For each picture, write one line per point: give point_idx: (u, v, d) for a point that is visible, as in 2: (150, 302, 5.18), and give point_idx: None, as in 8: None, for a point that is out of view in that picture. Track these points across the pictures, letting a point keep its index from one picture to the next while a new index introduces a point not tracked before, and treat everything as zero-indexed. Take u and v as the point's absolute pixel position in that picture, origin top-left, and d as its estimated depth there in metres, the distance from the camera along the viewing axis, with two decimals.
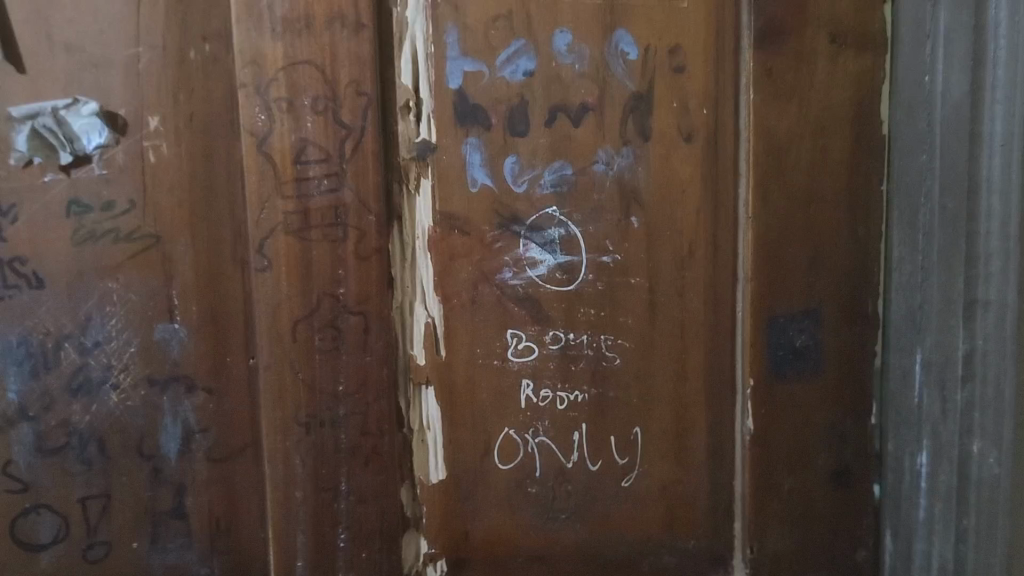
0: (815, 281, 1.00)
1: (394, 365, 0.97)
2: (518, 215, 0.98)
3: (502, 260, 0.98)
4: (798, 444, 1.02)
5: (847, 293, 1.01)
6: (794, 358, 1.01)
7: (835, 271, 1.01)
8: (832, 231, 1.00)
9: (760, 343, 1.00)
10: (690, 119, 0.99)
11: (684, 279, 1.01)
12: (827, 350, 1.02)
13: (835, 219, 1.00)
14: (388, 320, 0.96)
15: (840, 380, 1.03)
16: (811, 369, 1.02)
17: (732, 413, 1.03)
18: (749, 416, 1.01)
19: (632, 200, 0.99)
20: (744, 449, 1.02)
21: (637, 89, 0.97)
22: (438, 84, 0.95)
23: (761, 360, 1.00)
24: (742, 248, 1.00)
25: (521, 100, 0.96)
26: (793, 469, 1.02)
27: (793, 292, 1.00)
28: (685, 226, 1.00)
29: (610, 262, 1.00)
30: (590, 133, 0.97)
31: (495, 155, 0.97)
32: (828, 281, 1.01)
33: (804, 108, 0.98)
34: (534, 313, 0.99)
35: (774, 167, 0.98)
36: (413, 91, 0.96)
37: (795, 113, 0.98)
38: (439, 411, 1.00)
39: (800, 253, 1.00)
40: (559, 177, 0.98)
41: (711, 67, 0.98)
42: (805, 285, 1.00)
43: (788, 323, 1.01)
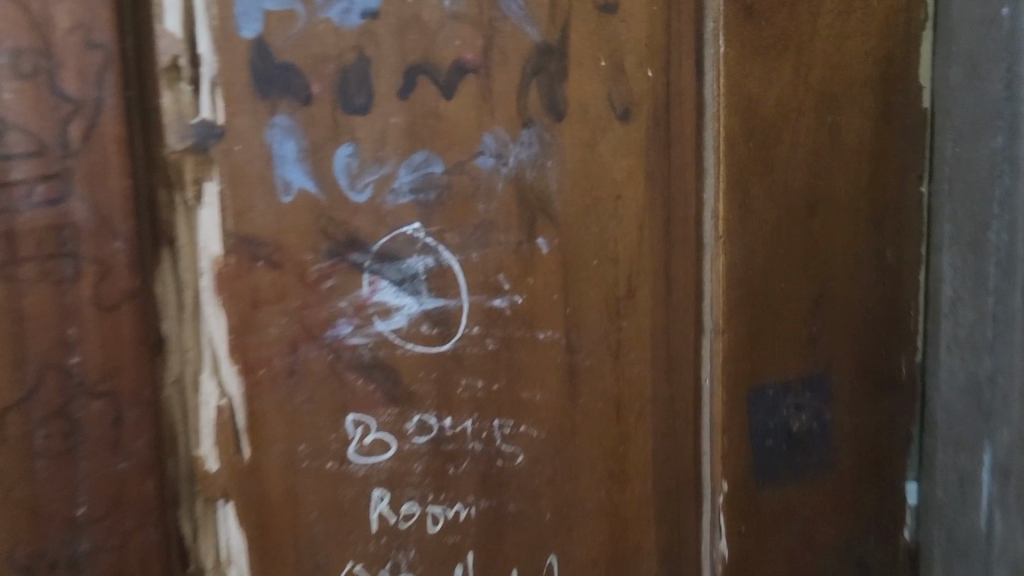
0: (820, 332, 0.67)
1: (166, 473, 0.63)
2: (358, 239, 0.62)
3: (335, 308, 0.63)
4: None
5: (868, 348, 0.69)
6: (789, 450, 0.68)
7: (849, 317, 0.68)
8: (845, 257, 0.67)
9: (739, 428, 0.66)
10: (626, 86, 0.64)
11: (620, 333, 0.66)
12: (836, 434, 0.69)
13: (850, 239, 0.67)
14: (152, 405, 0.62)
15: (853, 477, 0.70)
16: (815, 462, 0.69)
17: (698, 527, 0.70)
18: (723, 535, 0.68)
19: (538, 213, 0.64)
20: None
21: (543, 40, 0.62)
22: (224, 29, 0.59)
23: (741, 453, 0.67)
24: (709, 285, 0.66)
25: (359, 57, 0.61)
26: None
27: (787, 350, 0.67)
28: (622, 251, 0.65)
29: (505, 308, 0.65)
30: (469, 109, 0.62)
31: (321, 144, 0.61)
32: (840, 331, 0.67)
33: (801, 69, 0.64)
34: (389, 388, 0.64)
35: (758, 162, 0.64)
36: (187, 41, 0.59)
37: (787, 80, 0.64)
38: (250, 545, 0.64)
39: (799, 293, 0.66)
40: (422, 177, 0.62)
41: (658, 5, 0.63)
42: (805, 341, 0.67)
43: (781, 398, 0.67)
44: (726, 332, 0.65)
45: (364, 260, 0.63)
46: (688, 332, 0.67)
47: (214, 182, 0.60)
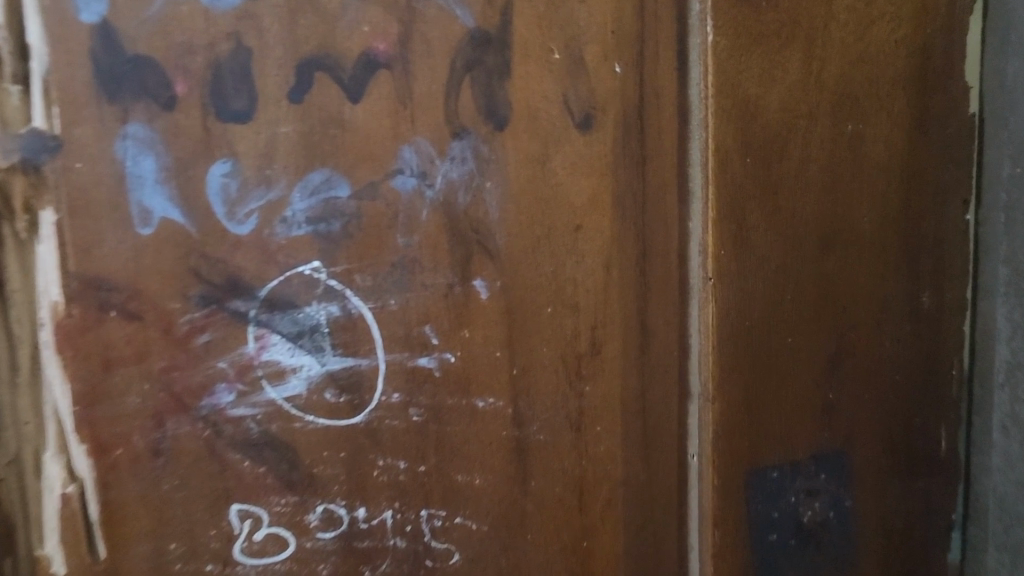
0: (839, 398, 0.53)
1: None
2: (241, 281, 0.49)
3: (212, 369, 0.49)
4: None
5: (901, 418, 0.54)
6: (799, 548, 0.54)
7: (876, 380, 0.53)
8: (871, 305, 0.52)
9: (733, 521, 0.52)
10: (587, 84, 0.50)
11: (583, 400, 0.52)
12: (860, 525, 0.54)
13: (878, 281, 0.52)
14: None
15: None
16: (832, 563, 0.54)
17: None
18: None
19: (474, 248, 0.50)
20: None
21: (477, 24, 0.48)
22: (56, 11, 0.45)
23: (737, 551, 0.53)
24: (696, 339, 0.52)
25: (236, 47, 0.47)
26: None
27: (796, 422, 0.52)
28: (583, 296, 0.51)
29: (434, 369, 0.50)
30: (383, 114, 0.48)
31: (189, 160, 0.47)
32: (864, 396, 0.53)
33: (813, 63, 0.50)
34: (284, 472, 0.50)
35: (758, 183, 0.50)
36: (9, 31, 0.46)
37: (798, 78, 0.50)
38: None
39: (811, 349, 0.52)
40: (322, 202, 0.48)
41: None
42: (820, 411, 0.53)
43: (788, 481, 0.53)
44: (717, 400, 0.51)
45: (249, 309, 0.49)
46: (670, 397, 0.53)
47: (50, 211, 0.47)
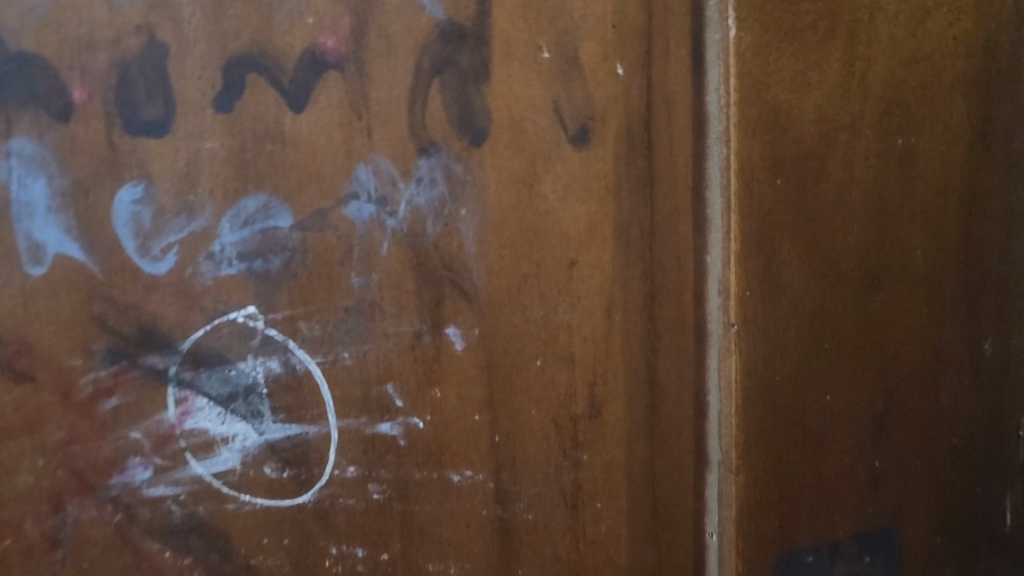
0: (885, 463, 0.44)
1: None
2: (157, 331, 0.39)
3: (123, 441, 0.40)
4: None
5: (957, 484, 0.46)
6: None
7: (929, 441, 0.45)
8: (920, 353, 0.44)
9: None
10: (583, 89, 0.41)
11: (579, 471, 0.43)
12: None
13: (929, 324, 0.44)
14: None
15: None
16: None
17: None
18: None
19: (446, 289, 0.41)
20: None
21: (448, 16, 0.39)
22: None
23: None
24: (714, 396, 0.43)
25: (147, 43, 0.38)
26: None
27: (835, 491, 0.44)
28: (579, 346, 0.42)
29: (397, 437, 0.41)
30: (331, 125, 0.39)
31: (90, 183, 0.38)
32: (914, 460, 0.45)
33: (856, 63, 0.41)
34: (214, 566, 0.41)
35: (791, 208, 0.41)
36: None
37: (837, 81, 0.41)
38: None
39: (852, 405, 0.43)
40: (258, 234, 0.39)
41: None
42: (861, 479, 0.44)
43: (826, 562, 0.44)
44: (742, 471, 0.42)
45: (168, 366, 0.40)
46: (684, 467, 0.44)
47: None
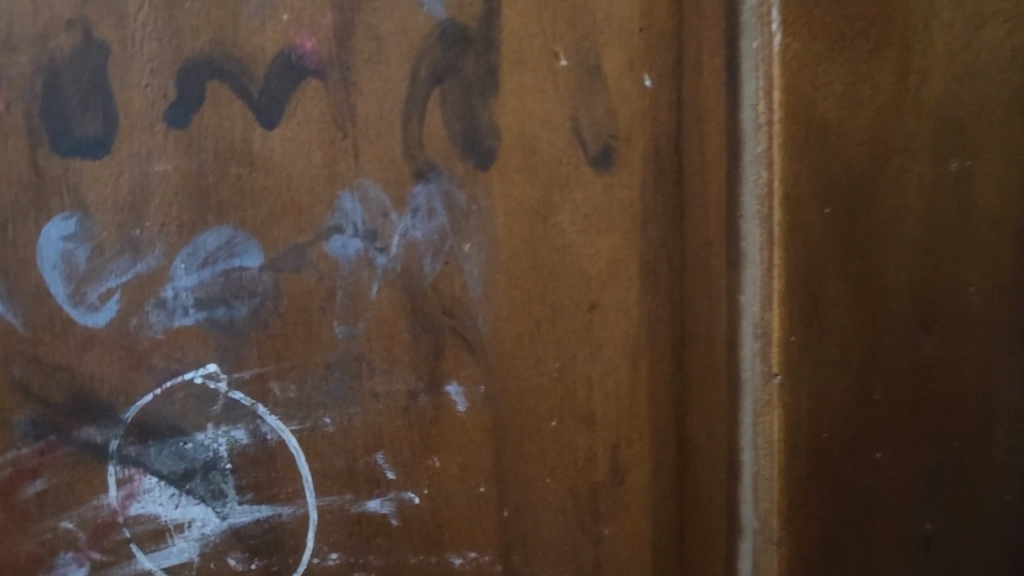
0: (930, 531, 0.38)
1: None
2: (94, 398, 0.32)
3: (52, 533, 0.32)
4: None
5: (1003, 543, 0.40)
6: None
7: (972, 501, 0.39)
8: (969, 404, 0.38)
9: None
10: (606, 102, 0.35)
11: (599, 547, 0.37)
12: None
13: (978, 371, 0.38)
14: None
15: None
16: None
17: None
18: None
19: (447, 338, 0.34)
20: None
21: (450, 14, 0.33)
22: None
23: None
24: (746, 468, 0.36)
25: (81, 42, 0.31)
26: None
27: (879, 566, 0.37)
28: (600, 401, 0.36)
29: (389, 516, 0.35)
30: (309, 144, 0.33)
31: (8, 215, 0.31)
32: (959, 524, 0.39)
33: (910, 71, 0.34)
34: None
35: (840, 246, 0.34)
36: None
37: (892, 95, 0.34)
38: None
39: (897, 470, 0.37)
40: (220, 278, 0.32)
41: None
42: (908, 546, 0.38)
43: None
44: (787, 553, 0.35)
45: (108, 441, 0.32)
46: None
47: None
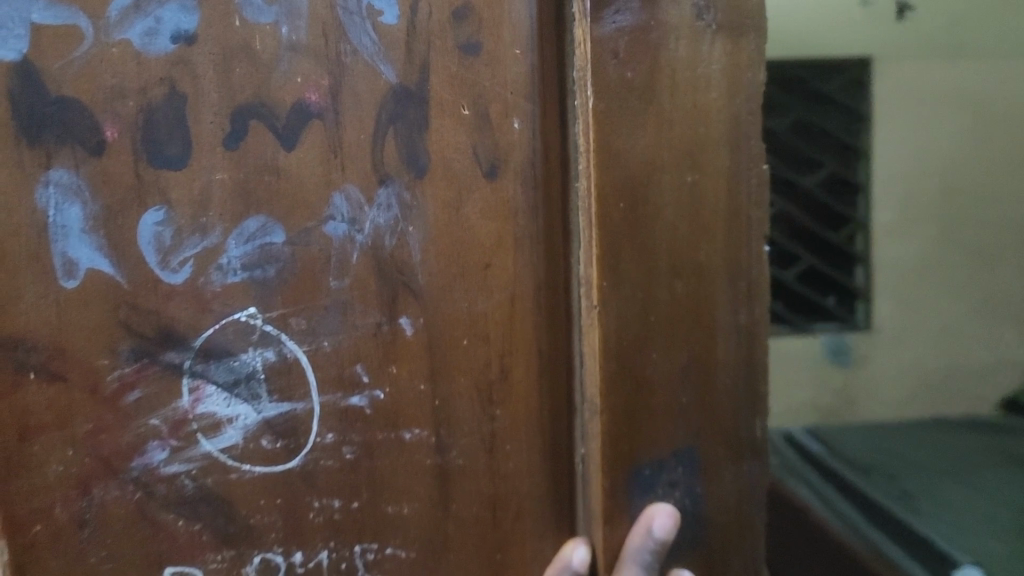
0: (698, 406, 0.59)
1: None
2: (174, 332, 0.47)
3: (143, 427, 0.47)
4: None
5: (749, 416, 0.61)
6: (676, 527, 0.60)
7: (732, 385, 0.60)
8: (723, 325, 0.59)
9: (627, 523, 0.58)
10: (493, 137, 0.55)
11: (495, 423, 0.56)
12: (707, 515, 0.61)
13: (733, 309, 0.59)
14: None
15: (745, 573, 0.62)
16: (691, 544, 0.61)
17: None
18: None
19: (400, 288, 0.53)
20: None
21: (399, 80, 0.52)
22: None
23: None
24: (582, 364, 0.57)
25: (170, 94, 0.46)
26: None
27: (668, 433, 0.58)
28: (493, 326, 0.56)
29: (365, 406, 0.52)
30: (313, 162, 0.50)
31: (117, 208, 0.45)
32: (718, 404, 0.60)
33: (669, 119, 0.56)
34: (219, 527, 0.49)
35: (629, 226, 0.56)
36: None
37: (658, 133, 0.56)
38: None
39: (678, 371, 0.58)
40: (258, 250, 0.49)
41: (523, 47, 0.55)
42: (684, 416, 0.59)
43: (657, 481, 0.58)
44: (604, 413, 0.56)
45: (183, 360, 0.47)
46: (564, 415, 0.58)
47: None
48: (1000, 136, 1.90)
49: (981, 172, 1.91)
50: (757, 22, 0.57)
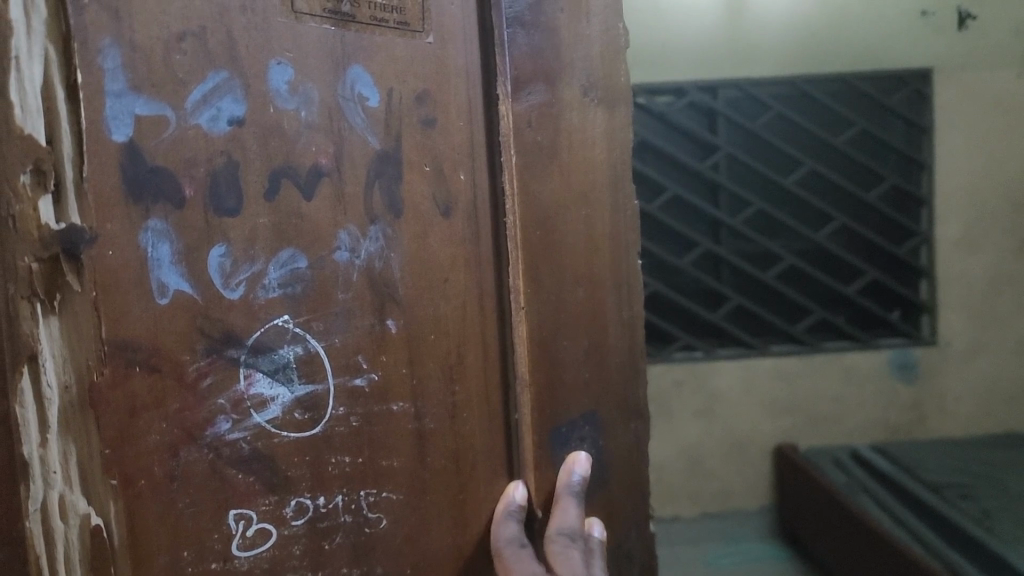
0: (591, 377, 0.83)
1: None
2: (233, 335, 0.64)
3: (214, 406, 0.64)
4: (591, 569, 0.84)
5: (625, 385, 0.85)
6: None
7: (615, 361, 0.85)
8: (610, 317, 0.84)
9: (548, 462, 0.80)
10: (446, 186, 0.75)
11: (455, 395, 0.76)
12: (609, 460, 0.84)
13: (618, 308, 0.84)
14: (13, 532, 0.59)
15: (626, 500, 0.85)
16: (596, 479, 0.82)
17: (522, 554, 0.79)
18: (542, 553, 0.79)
19: (387, 298, 0.72)
20: None
21: (382, 147, 0.71)
22: (93, 133, 0.58)
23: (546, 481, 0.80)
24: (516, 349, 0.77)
25: (228, 162, 0.64)
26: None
27: (577, 402, 0.82)
28: (451, 324, 0.75)
29: (365, 386, 0.71)
30: (325, 208, 0.68)
31: (194, 245, 0.62)
32: (604, 377, 0.84)
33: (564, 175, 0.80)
34: (267, 478, 0.66)
35: (538, 247, 0.79)
36: (50, 147, 0.58)
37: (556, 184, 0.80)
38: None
39: (581, 355, 0.82)
40: (289, 273, 0.66)
41: (465, 119, 0.76)
42: (581, 384, 0.82)
43: (572, 437, 0.81)
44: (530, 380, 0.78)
45: (240, 355, 0.65)
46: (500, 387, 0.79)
47: (77, 286, 0.59)
48: (986, 230, 2.62)
49: (978, 259, 2.64)
50: (624, 97, 0.84)
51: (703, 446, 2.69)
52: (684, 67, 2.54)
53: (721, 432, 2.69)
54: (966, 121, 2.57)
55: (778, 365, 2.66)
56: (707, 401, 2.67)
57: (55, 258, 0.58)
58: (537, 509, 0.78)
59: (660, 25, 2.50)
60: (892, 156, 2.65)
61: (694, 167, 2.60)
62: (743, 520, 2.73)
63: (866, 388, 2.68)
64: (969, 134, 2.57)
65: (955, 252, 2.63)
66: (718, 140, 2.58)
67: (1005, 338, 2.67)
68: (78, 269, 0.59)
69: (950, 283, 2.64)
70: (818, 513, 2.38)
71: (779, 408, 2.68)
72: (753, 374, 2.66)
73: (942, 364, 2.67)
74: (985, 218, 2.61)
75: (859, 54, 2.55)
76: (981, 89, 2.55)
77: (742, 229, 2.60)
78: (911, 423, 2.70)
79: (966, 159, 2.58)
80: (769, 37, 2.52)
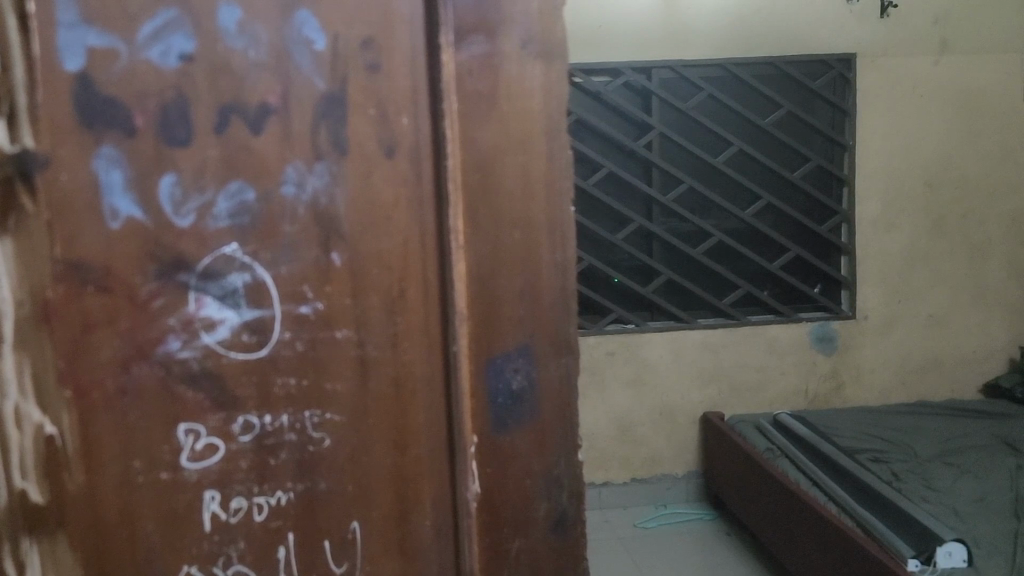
0: (534, 316, 0.79)
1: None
2: (184, 261, 0.70)
3: (165, 325, 0.71)
4: (527, 507, 0.82)
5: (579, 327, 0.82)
6: (511, 404, 0.80)
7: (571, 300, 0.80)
8: None
9: (481, 396, 0.79)
10: (391, 130, 0.75)
11: (397, 326, 0.77)
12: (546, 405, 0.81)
13: (551, 249, 0.79)
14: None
15: None
16: (528, 415, 0.81)
17: (450, 480, 0.80)
18: (474, 479, 0.80)
19: (332, 232, 0.74)
20: (469, 520, 0.80)
21: (328, 88, 0.73)
22: (47, 62, 0.66)
23: (478, 414, 0.79)
24: (455, 284, 0.77)
25: (178, 96, 0.69)
26: (519, 529, 0.82)
27: (511, 335, 0.79)
28: (393, 259, 0.76)
29: (310, 314, 0.74)
30: (272, 145, 0.72)
31: (145, 172, 0.69)
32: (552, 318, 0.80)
33: (507, 113, 0.76)
34: (215, 395, 0.73)
35: (478, 185, 0.77)
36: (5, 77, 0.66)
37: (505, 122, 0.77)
38: (74, 569, 0.71)
39: (517, 293, 0.79)
40: (238, 204, 0.71)
41: (411, 59, 0.75)
42: (524, 326, 0.80)
43: (506, 368, 0.79)
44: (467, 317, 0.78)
45: (191, 281, 0.71)
46: (432, 323, 0.78)
47: (30, 206, 0.67)
48: (902, 213, 2.83)
49: (897, 238, 2.84)
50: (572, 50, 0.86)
51: (632, 415, 2.85)
52: (619, 47, 2.68)
53: (651, 400, 2.85)
54: (881, 109, 2.78)
55: (704, 336, 2.83)
56: (638, 371, 2.83)
57: (8, 179, 0.66)
58: (470, 435, 0.79)
59: (595, 5, 2.64)
60: (817, 139, 2.84)
61: (627, 147, 2.73)
62: (665, 485, 2.90)
63: (784, 356, 2.87)
64: (876, 127, 2.79)
65: (872, 231, 2.83)
66: (653, 121, 2.71)
67: (918, 313, 2.89)
68: (32, 189, 0.67)
69: (868, 259, 2.84)
70: (754, 484, 2.48)
71: (706, 377, 2.86)
72: (682, 344, 2.83)
73: (856, 337, 2.88)
74: (898, 199, 2.82)
75: (778, 40, 2.72)
76: (887, 83, 2.77)
77: (674, 206, 2.74)
78: (823, 391, 2.91)
79: (871, 146, 2.79)
80: (702, 16, 2.69)
